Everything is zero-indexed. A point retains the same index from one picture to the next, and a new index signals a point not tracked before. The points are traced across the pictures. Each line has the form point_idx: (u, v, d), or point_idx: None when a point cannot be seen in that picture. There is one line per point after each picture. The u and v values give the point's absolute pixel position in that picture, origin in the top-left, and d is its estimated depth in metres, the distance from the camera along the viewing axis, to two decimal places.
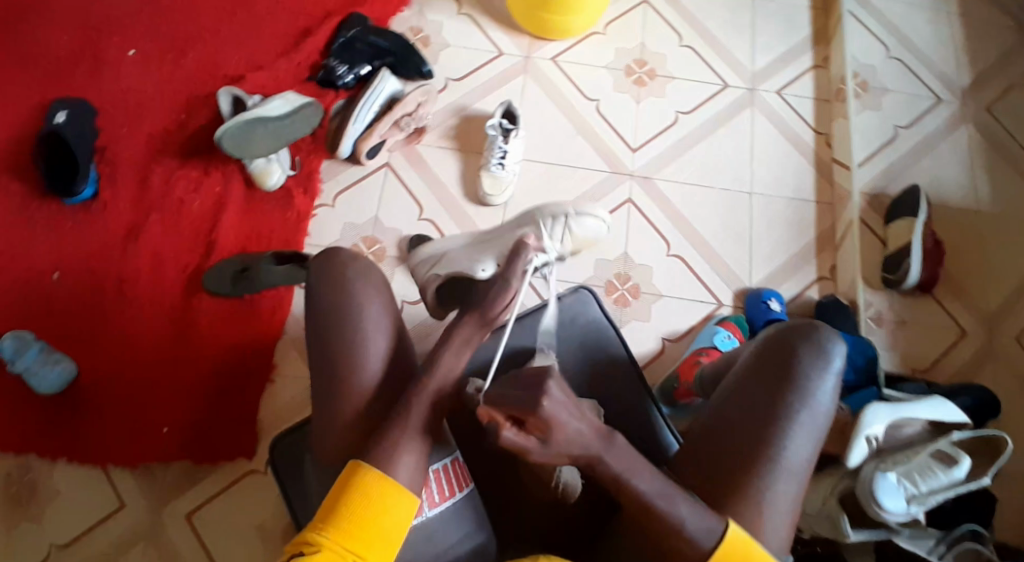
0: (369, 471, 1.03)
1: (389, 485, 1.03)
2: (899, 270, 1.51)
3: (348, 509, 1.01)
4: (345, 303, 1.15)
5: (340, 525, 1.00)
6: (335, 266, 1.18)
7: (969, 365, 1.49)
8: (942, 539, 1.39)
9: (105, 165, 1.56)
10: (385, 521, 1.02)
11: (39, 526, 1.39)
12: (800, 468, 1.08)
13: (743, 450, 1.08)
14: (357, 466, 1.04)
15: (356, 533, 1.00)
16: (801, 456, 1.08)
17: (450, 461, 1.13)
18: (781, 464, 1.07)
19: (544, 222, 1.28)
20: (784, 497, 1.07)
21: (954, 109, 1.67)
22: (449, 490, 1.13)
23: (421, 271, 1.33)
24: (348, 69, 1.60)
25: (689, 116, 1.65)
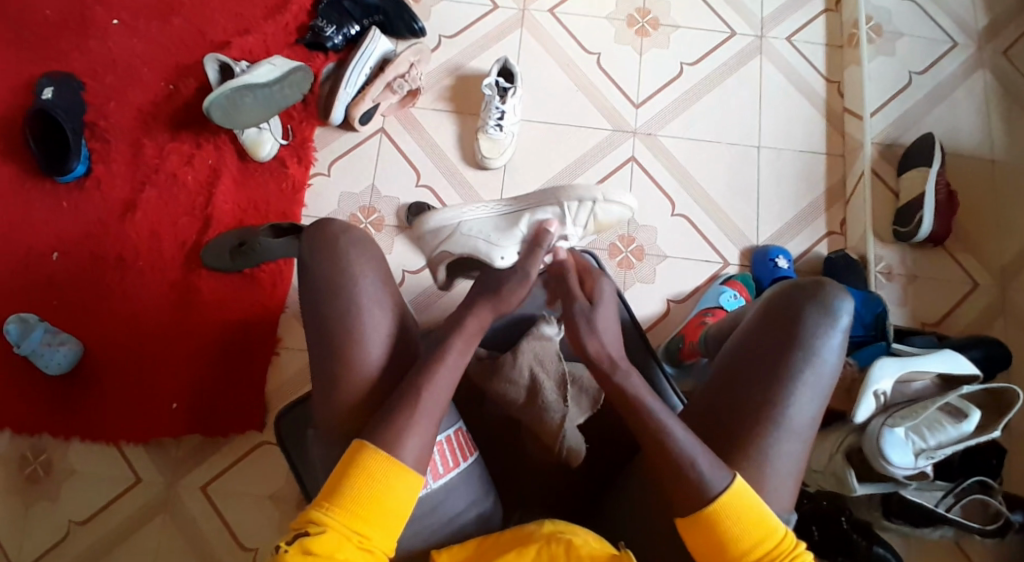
0: (373, 451, 0.96)
1: (396, 467, 0.96)
2: (911, 223, 1.46)
3: (353, 489, 0.94)
4: (340, 278, 1.08)
5: (344, 506, 0.93)
6: (326, 237, 1.11)
7: (983, 321, 1.46)
8: (949, 492, 1.38)
9: (95, 140, 1.53)
10: (391, 502, 0.95)
11: (58, 504, 1.43)
12: (804, 429, 1.06)
13: (744, 413, 1.06)
14: (362, 444, 0.97)
15: (360, 516, 0.93)
16: (805, 416, 1.06)
17: (454, 431, 1.12)
18: (785, 426, 1.05)
19: (568, 204, 1.04)
20: (787, 459, 1.05)
21: (970, 54, 1.58)
22: (454, 460, 1.11)
23: (427, 246, 1.18)
24: (337, 30, 1.54)
25: (694, 67, 1.58)
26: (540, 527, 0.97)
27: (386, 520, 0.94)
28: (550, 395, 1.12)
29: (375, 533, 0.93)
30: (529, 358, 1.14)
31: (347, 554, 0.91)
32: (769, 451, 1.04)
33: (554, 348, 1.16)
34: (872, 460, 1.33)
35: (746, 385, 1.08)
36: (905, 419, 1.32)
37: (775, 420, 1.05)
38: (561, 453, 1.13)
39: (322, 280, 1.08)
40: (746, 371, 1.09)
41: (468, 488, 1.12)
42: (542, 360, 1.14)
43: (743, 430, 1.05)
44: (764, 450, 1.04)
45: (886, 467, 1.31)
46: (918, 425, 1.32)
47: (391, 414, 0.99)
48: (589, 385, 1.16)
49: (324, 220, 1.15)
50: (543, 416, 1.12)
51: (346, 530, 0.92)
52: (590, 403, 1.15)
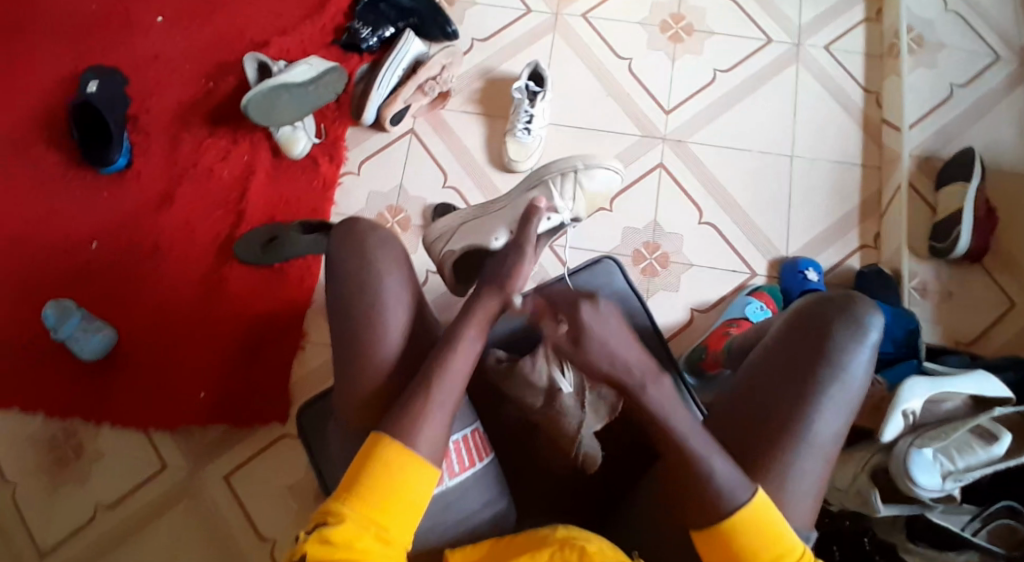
0: (390, 444, 0.97)
1: (412, 461, 0.96)
2: (948, 239, 1.41)
3: (370, 482, 0.95)
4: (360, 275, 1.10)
5: (363, 498, 0.94)
6: (349, 233, 1.13)
7: (1021, 341, 1.41)
8: (976, 516, 1.33)
9: (137, 134, 1.58)
10: (410, 494, 0.96)
11: (88, 485, 1.47)
12: (827, 444, 1.04)
13: (765, 425, 1.05)
14: (379, 438, 0.97)
15: (379, 507, 0.94)
16: (829, 431, 1.04)
17: (469, 430, 1.13)
18: (807, 440, 1.03)
19: (554, 180, 1.20)
20: (807, 474, 1.03)
21: (1017, 65, 1.53)
22: (470, 460, 1.12)
23: (437, 248, 1.27)
24: (372, 32, 1.57)
25: (728, 74, 1.56)
26: (554, 532, 0.98)
27: (405, 512, 0.95)
28: (568, 402, 1.13)
29: (393, 525, 0.94)
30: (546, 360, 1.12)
31: (365, 545, 0.92)
32: (789, 465, 1.03)
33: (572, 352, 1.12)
34: (898, 480, 1.29)
35: (767, 397, 1.06)
36: (935, 439, 1.27)
37: (790, 430, 1.03)
38: (578, 457, 1.17)
39: (341, 274, 1.10)
40: (769, 382, 1.07)
41: (477, 487, 1.12)
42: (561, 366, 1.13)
43: (761, 443, 1.04)
44: (777, 462, 1.02)
45: (912, 489, 1.27)
46: (948, 447, 1.27)
47: (400, 407, 1.00)
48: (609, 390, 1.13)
49: (350, 218, 1.17)
50: (561, 418, 1.14)
51: (365, 521, 0.93)
52: (608, 409, 1.13)
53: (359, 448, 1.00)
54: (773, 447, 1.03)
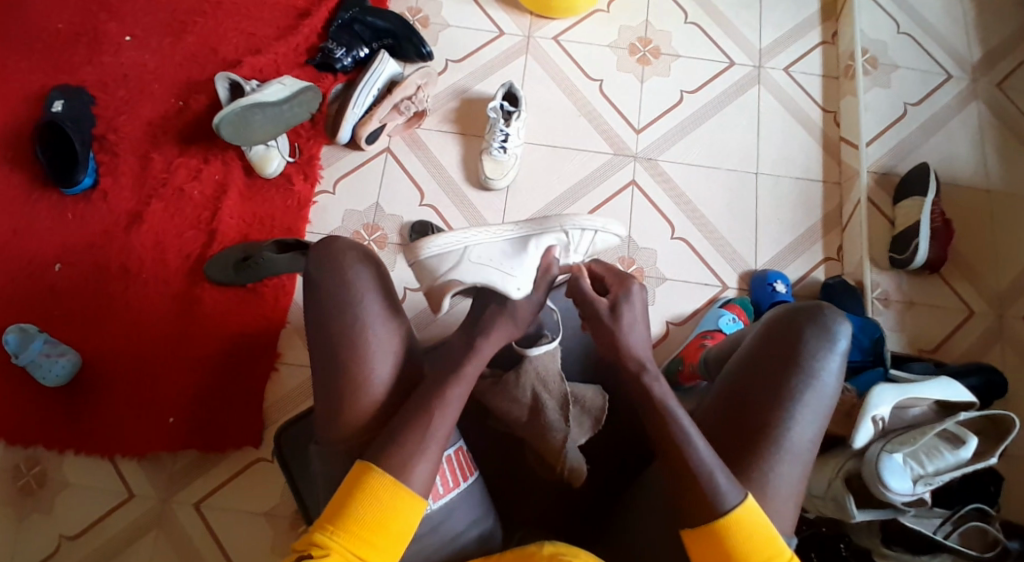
0: (379, 474, 0.96)
1: (400, 489, 0.96)
2: (908, 250, 1.48)
3: (358, 511, 0.95)
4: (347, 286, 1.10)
5: (348, 529, 0.94)
6: (335, 250, 1.13)
7: (979, 346, 1.48)
8: (948, 519, 1.39)
9: (105, 153, 1.55)
10: (395, 526, 0.95)
11: (51, 516, 1.41)
12: (803, 450, 1.08)
13: (747, 432, 1.08)
14: (367, 466, 0.97)
15: (363, 539, 0.94)
16: (805, 437, 1.08)
17: (456, 449, 1.12)
18: (786, 446, 1.07)
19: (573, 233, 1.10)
20: (789, 473, 1.07)
21: (964, 86, 1.63)
22: (456, 479, 1.11)
23: (426, 270, 1.11)
24: (346, 52, 1.57)
25: (695, 94, 1.62)
26: (541, 548, 0.99)
27: (391, 540, 0.95)
28: (552, 416, 1.15)
29: (378, 557, 0.94)
30: (532, 377, 1.16)
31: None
32: (769, 470, 1.06)
33: (556, 367, 1.17)
34: (871, 486, 1.33)
35: (748, 405, 1.10)
36: (905, 444, 1.32)
37: (775, 433, 1.07)
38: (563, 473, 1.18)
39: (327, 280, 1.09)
40: (747, 391, 1.11)
41: (470, 498, 1.12)
42: (544, 380, 1.17)
43: (744, 452, 1.07)
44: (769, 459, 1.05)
45: (885, 493, 1.31)
46: (917, 452, 1.33)
47: (401, 420, 1.00)
48: (592, 403, 1.21)
49: (331, 235, 1.14)
50: (546, 433, 1.16)
51: (347, 552, 0.93)
52: (592, 422, 1.20)
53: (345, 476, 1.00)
54: (763, 450, 1.06)
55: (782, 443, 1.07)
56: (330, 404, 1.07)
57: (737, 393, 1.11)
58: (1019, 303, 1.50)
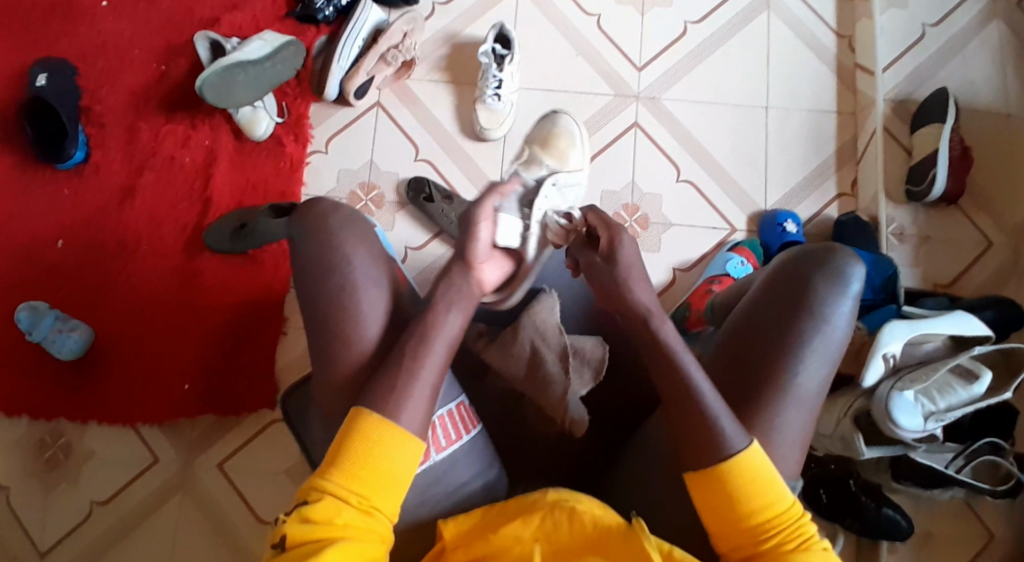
0: (371, 418, 0.97)
1: (395, 431, 0.97)
2: (925, 181, 1.41)
3: (353, 452, 0.96)
4: (333, 260, 1.09)
5: (346, 470, 0.95)
6: (314, 217, 1.13)
7: (997, 281, 1.42)
8: (960, 453, 1.37)
9: (92, 125, 1.51)
10: (389, 464, 0.96)
11: (79, 485, 1.46)
12: (811, 395, 1.00)
13: (751, 379, 1.01)
14: (362, 411, 0.98)
15: (360, 476, 0.95)
16: (812, 382, 1.00)
17: (455, 404, 1.14)
18: (791, 393, 1.00)
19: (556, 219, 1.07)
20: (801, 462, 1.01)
21: (983, 5, 1.51)
22: (457, 433, 1.13)
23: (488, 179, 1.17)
24: (327, 1, 1.49)
25: (699, 26, 1.52)
26: (544, 496, 0.99)
27: (385, 487, 0.96)
28: (552, 368, 1.15)
29: (373, 494, 0.94)
30: (529, 331, 1.17)
31: (347, 518, 0.92)
32: (774, 417, 0.99)
33: (553, 321, 1.18)
34: (881, 423, 1.32)
35: (748, 357, 1.02)
36: (916, 382, 1.31)
37: (780, 385, 1.00)
38: (564, 425, 1.16)
39: (316, 258, 1.09)
40: (751, 346, 1.03)
41: (468, 459, 1.13)
42: (542, 333, 1.17)
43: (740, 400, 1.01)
44: (781, 447, 1.00)
45: (895, 431, 1.30)
46: (928, 388, 1.31)
47: (385, 394, 0.99)
48: (591, 354, 1.18)
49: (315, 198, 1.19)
50: (547, 387, 1.15)
51: (346, 493, 0.94)
52: (593, 373, 1.17)
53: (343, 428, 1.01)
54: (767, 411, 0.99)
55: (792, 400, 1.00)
56: (322, 386, 1.08)
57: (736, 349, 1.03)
58: None
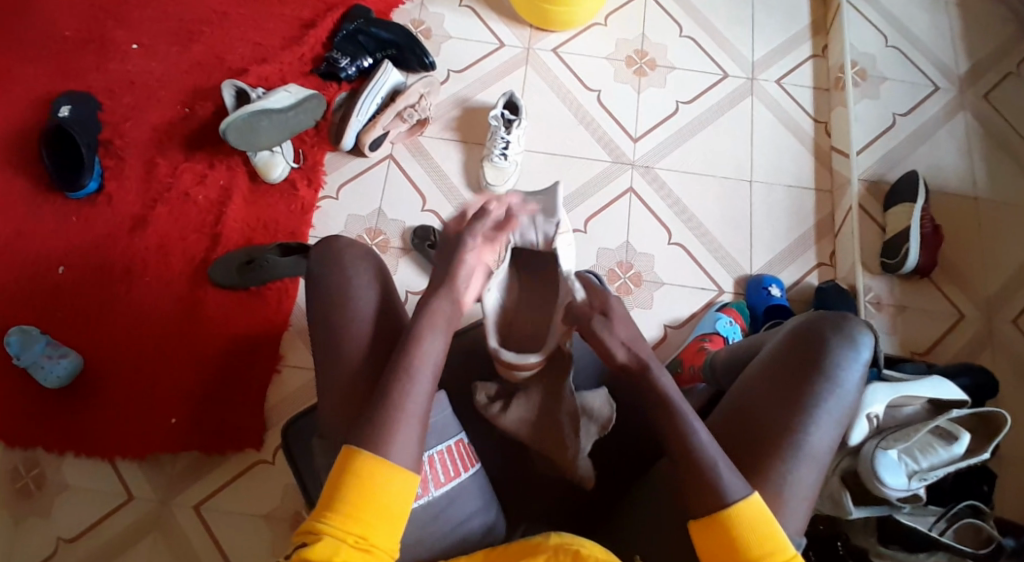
0: (365, 456, 0.89)
1: (389, 468, 0.89)
2: (899, 255, 1.52)
3: (346, 493, 0.88)
4: (351, 289, 1.08)
5: (342, 510, 0.87)
6: (337, 250, 1.11)
7: (969, 349, 1.51)
8: (942, 516, 1.37)
9: (110, 158, 1.57)
10: (386, 503, 0.88)
11: (49, 517, 1.40)
12: (822, 453, 1.05)
13: (767, 433, 1.05)
14: (352, 452, 0.89)
15: (357, 516, 0.87)
16: (825, 441, 1.05)
17: (454, 441, 1.06)
18: (804, 448, 1.04)
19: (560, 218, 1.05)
20: (806, 479, 1.03)
21: (951, 97, 1.67)
22: (456, 469, 1.05)
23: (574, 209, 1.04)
24: (350, 62, 1.62)
25: (690, 105, 1.66)
26: (547, 539, 0.95)
27: (385, 524, 0.88)
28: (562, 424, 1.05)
29: (372, 533, 0.87)
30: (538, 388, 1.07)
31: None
32: (788, 469, 1.03)
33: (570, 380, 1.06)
34: (867, 483, 1.33)
35: (762, 413, 1.07)
36: (899, 441, 1.32)
37: (790, 433, 1.04)
38: (571, 477, 1.08)
39: (335, 283, 1.09)
40: (767, 404, 1.07)
41: (468, 491, 1.06)
42: (556, 390, 1.06)
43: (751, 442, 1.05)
44: (782, 456, 1.03)
45: (881, 489, 1.31)
46: (911, 448, 1.33)
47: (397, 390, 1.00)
48: (600, 411, 1.08)
49: (331, 235, 1.14)
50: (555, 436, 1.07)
51: (346, 533, 0.86)
52: (599, 430, 1.07)
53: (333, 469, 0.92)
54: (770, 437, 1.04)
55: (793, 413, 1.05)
56: None
57: (751, 405, 1.08)
58: (1006, 306, 1.54)
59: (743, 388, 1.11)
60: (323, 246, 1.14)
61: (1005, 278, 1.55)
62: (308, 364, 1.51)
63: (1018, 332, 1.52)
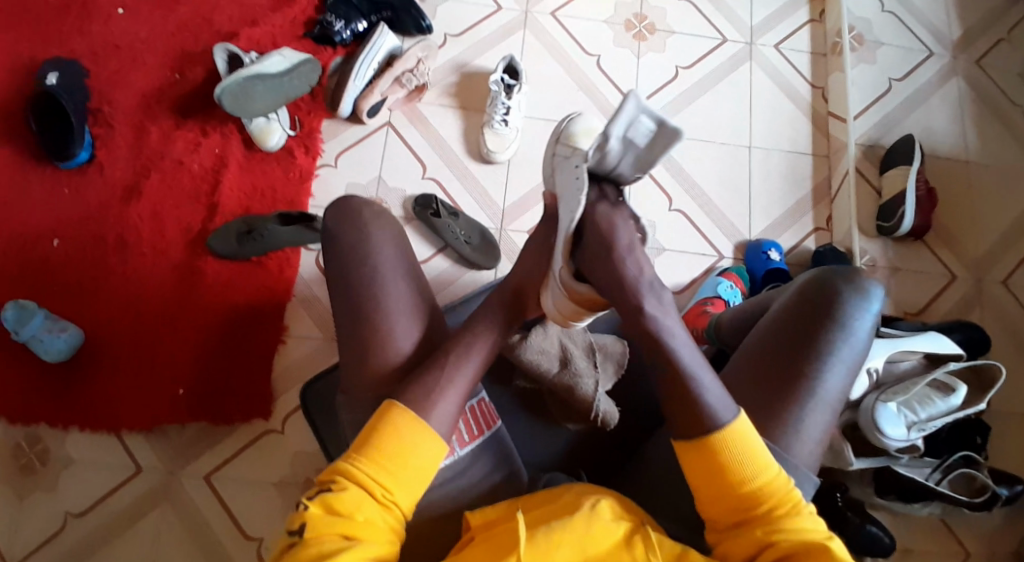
0: (401, 415, 0.99)
1: (421, 429, 0.98)
2: (894, 218, 1.55)
3: (376, 442, 0.97)
4: (366, 256, 1.12)
5: (371, 457, 0.96)
6: (350, 210, 1.15)
7: (961, 309, 1.55)
8: (937, 467, 1.42)
9: (100, 126, 1.52)
10: (412, 459, 0.97)
11: (55, 493, 1.39)
12: (833, 399, 1.09)
13: (780, 378, 1.09)
14: (391, 407, 0.99)
15: (383, 467, 0.96)
16: (837, 387, 1.09)
17: (478, 400, 1.14)
18: (817, 394, 1.08)
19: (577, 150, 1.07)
20: (815, 426, 1.08)
21: (945, 63, 1.69)
22: (479, 428, 1.13)
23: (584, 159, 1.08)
24: (345, 25, 1.58)
25: (690, 70, 1.65)
26: (570, 489, 1.01)
27: (409, 479, 0.97)
28: (581, 363, 1.17)
29: (396, 489, 0.96)
30: (558, 330, 1.18)
31: (367, 514, 0.94)
32: (797, 414, 1.08)
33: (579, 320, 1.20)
34: (867, 433, 1.39)
35: (779, 360, 1.10)
36: (898, 394, 1.37)
37: (803, 381, 1.08)
38: (594, 419, 1.19)
39: (351, 250, 1.13)
40: (783, 352, 1.10)
41: (490, 450, 1.13)
42: (569, 334, 1.19)
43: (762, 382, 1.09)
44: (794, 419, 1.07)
45: (882, 439, 1.37)
46: (910, 400, 1.38)
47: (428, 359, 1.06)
48: (614, 350, 1.22)
49: (345, 195, 1.17)
50: (574, 386, 1.16)
51: (370, 484, 0.95)
52: (616, 368, 1.21)
53: (370, 417, 1.03)
54: (789, 399, 1.08)
55: (807, 381, 1.08)
56: (355, 356, 1.09)
57: (769, 350, 1.11)
58: (997, 267, 1.58)
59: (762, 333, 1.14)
60: (337, 207, 1.17)
61: (996, 240, 1.59)
62: (314, 334, 1.50)
63: (1007, 293, 1.57)
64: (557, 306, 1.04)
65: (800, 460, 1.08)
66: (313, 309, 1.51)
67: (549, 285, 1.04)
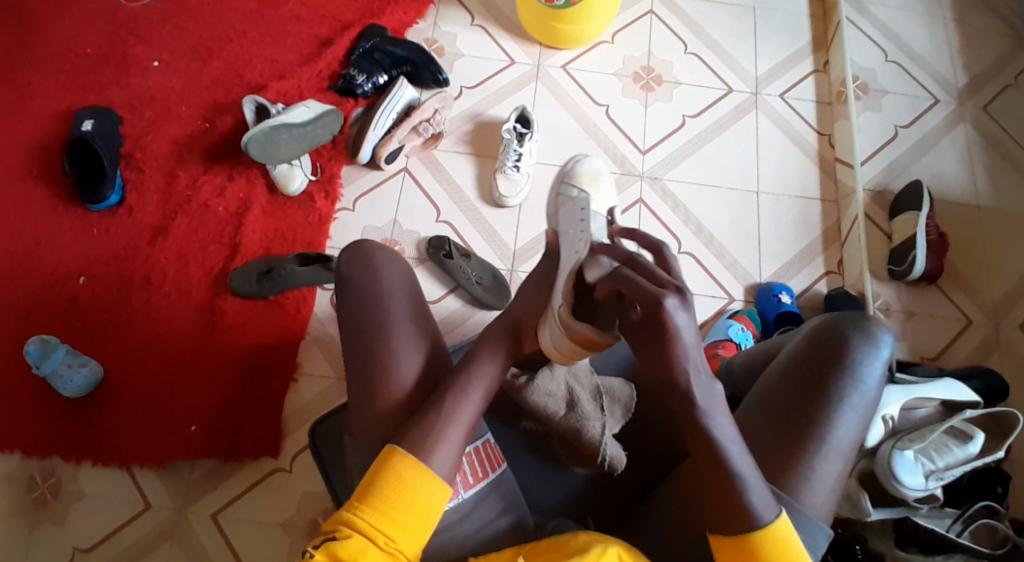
0: (404, 462, 0.98)
1: (426, 474, 0.98)
2: (905, 263, 1.54)
3: (380, 489, 0.97)
4: (373, 285, 1.12)
5: (375, 506, 0.96)
6: (361, 253, 1.14)
7: (978, 354, 1.53)
8: (958, 518, 1.36)
9: (131, 171, 1.60)
10: (418, 505, 0.97)
11: (64, 528, 1.40)
12: (846, 448, 1.05)
13: (792, 427, 1.05)
14: (393, 453, 0.99)
15: (387, 515, 0.95)
16: (849, 436, 1.05)
17: (482, 442, 1.11)
18: (829, 443, 1.04)
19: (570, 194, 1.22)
20: (830, 475, 1.04)
21: (951, 109, 1.72)
22: (483, 470, 1.09)
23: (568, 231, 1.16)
24: (367, 78, 1.66)
25: (696, 119, 1.70)
26: (576, 537, 0.97)
27: (413, 526, 0.96)
28: (587, 406, 1.15)
29: (400, 537, 0.95)
30: (565, 373, 1.18)
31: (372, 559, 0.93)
32: (810, 463, 1.04)
33: (586, 362, 1.19)
34: (884, 483, 1.31)
35: (788, 409, 1.07)
36: (914, 441, 1.31)
37: (813, 428, 1.05)
38: (602, 463, 1.16)
39: (357, 283, 1.13)
40: (793, 401, 1.07)
41: (497, 493, 1.09)
42: (576, 375, 1.18)
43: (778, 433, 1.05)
44: (805, 448, 1.04)
45: (899, 489, 1.29)
46: (927, 448, 1.30)
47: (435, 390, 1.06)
48: (621, 393, 1.20)
49: (359, 240, 1.17)
50: (582, 429, 1.14)
51: (374, 531, 0.95)
52: (623, 411, 1.19)
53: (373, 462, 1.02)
54: (798, 437, 1.04)
55: (816, 418, 1.05)
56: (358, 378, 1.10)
57: (777, 400, 1.08)
58: (1012, 313, 1.56)
59: (769, 383, 1.11)
60: (351, 250, 1.17)
61: (1011, 285, 1.58)
62: (327, 373, 1.52)
63: None
64: (555, 343, 1.06)
65: (815, 511, 1.03)
66: (326, 350, 1.54)
67: (548, 321, 1.06)
